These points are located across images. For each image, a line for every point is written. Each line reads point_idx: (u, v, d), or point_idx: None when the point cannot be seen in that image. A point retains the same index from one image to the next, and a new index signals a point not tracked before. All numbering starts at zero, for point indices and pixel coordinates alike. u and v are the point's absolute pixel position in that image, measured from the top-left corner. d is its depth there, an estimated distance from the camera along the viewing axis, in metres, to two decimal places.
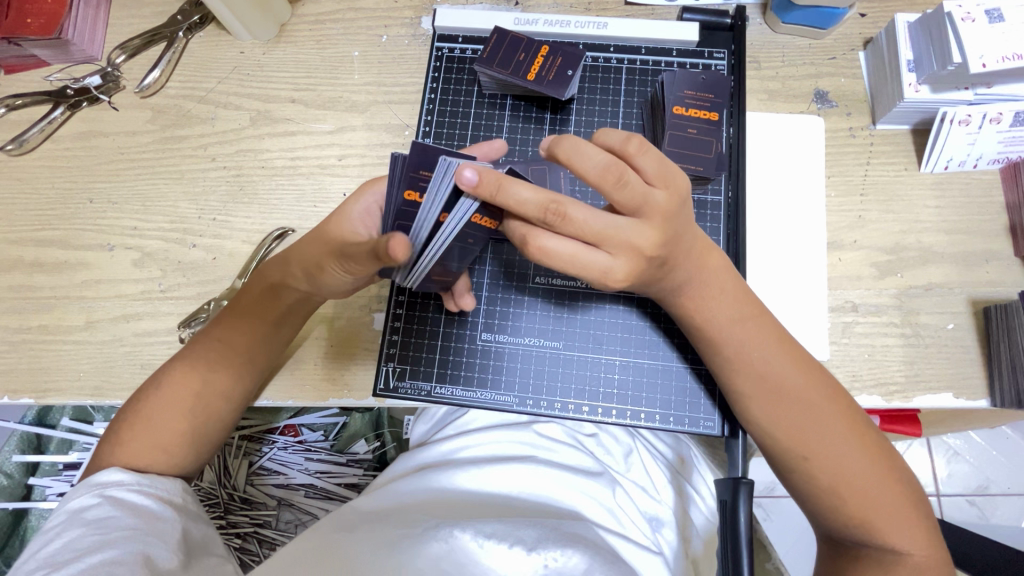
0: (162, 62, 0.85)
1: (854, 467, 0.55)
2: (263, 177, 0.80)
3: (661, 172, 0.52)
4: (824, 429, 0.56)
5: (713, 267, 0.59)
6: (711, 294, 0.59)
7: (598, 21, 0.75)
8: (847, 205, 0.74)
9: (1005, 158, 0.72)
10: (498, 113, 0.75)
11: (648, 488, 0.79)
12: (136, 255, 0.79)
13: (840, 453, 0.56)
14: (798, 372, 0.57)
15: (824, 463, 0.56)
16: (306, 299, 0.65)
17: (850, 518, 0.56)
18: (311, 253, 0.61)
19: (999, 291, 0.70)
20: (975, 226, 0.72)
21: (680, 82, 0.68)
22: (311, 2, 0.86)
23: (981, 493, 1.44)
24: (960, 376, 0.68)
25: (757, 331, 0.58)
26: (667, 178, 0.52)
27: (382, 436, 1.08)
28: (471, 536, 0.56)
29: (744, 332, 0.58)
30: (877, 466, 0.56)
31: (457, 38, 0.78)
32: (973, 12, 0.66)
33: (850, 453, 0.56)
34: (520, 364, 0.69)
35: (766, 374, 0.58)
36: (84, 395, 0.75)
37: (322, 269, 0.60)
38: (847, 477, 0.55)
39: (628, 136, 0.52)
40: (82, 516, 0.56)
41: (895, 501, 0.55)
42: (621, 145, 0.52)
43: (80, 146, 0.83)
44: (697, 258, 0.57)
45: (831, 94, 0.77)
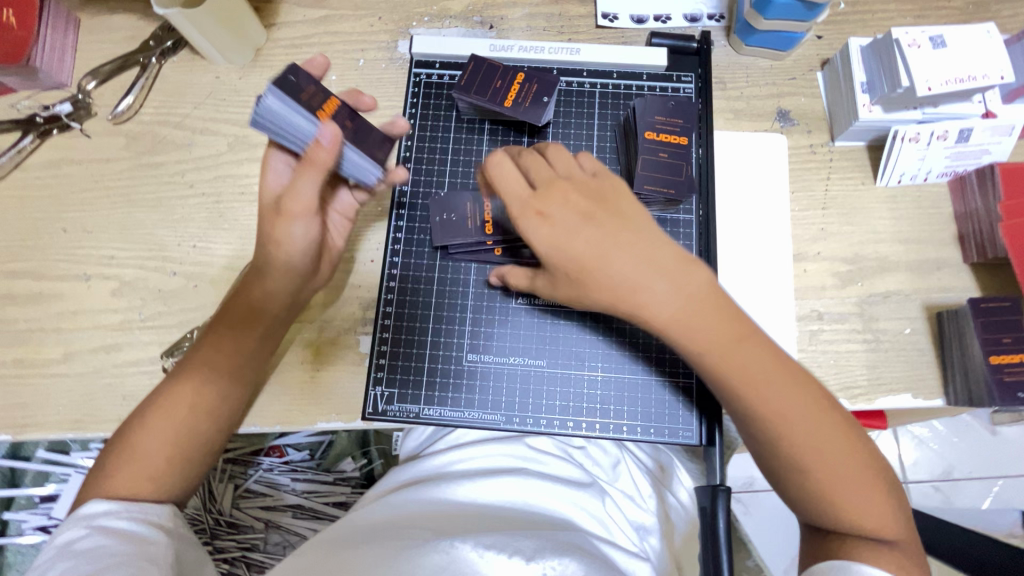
0: (136, 88, 0.84)
1: (844, 468, 0.56)
2: (243, 204, 0.81)
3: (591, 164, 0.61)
4: (819, 445, 0.56)
5: (697, 279, 0.55)
6: (701, 310, 0.55)
7: (571, 46, 0.78)
8: (810, 218, 0.78)
9: (952, 173, 0.77)
10: (477, 137, 0.77)
11: (635, 497, 0.82)
12: (114, 284, 0.78)
13: (836, 466, 0.56)
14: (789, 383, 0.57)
15: (825, 470, 0.56)
16: (287, 302, 0.69)
17: (839, 517, 0.56)
18: (264, 235, 0.66)
19: (950, 296, 0.75)
20: (927, 235, 0.77)
21: (651, 108, 0.71)
22: (287, 26, 0.86)
23: (945, 479, 1.52)
24: (918, 378, 0.73)
25: (752, 352, 0.56)
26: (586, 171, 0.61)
27: (369, 453, 1.09)
28: (473, 549, 0.57)
29: (740, 353, 0.56)
30: (866, 470, 0.57)
31: (434, 64, 0.80)
32: (919, 39, 0.70)
33: (839, 453, 0.57)
34: (506, 383, 0.71)
35: (762, 384, 0.56)
36: (64, 429, 0.74)
37: (278, 238, 0.64)
38: (841, 485, 0.56)
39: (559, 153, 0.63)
40: (72, 548, 0.57)
41: (881, 509, 0.56)
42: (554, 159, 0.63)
43: (52, 174, 0.82)
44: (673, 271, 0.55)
45: (792, 112, 0.81)
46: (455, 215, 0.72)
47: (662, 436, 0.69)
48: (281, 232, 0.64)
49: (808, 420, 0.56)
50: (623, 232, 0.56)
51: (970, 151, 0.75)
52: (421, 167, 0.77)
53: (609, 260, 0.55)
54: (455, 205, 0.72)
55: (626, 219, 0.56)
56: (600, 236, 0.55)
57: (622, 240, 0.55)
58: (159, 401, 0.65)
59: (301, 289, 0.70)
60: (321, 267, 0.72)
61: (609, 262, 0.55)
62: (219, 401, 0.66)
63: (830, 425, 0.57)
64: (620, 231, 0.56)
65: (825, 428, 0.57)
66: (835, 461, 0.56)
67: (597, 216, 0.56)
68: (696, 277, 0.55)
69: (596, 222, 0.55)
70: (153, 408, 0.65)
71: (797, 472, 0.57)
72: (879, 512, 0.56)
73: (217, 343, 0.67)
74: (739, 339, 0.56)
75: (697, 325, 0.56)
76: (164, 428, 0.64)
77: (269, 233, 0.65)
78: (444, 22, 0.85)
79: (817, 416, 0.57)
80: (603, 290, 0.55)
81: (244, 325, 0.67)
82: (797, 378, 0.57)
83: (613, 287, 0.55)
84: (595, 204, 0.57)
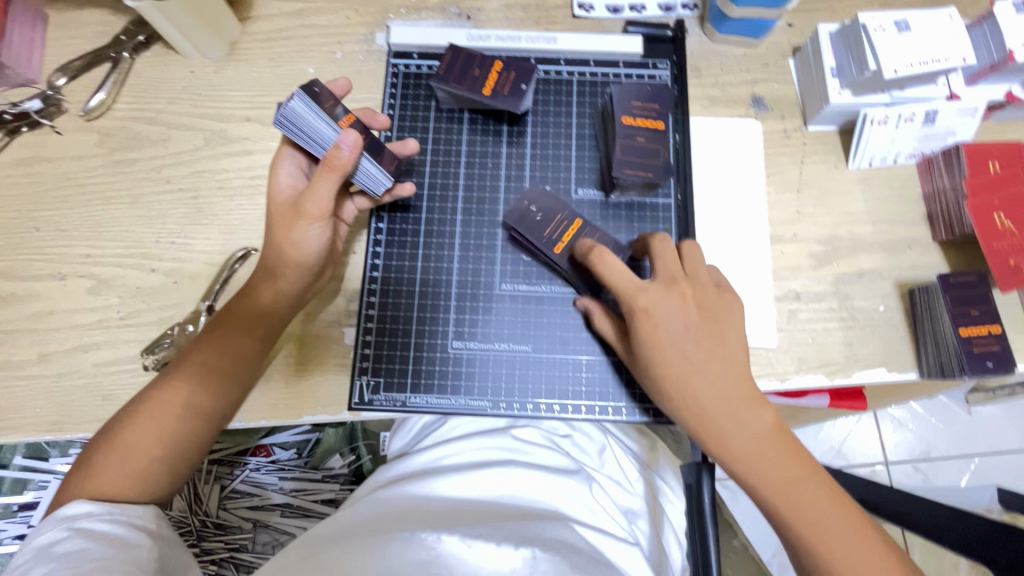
0: (107, 83, 0.83)
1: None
2: (221, 198, 0.80)
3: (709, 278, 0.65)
4: (860, 563, 0.57)
5: (756, 404, 0.61)
6: (747, 422, 0.60)
7: (547, 35, 0.78)
8: (786, 201, 0.80)
9: (919, 154, 0.79)
10: (457, 127, 0.78)
11: (622, 482, 0.83)
12: (90, 283, 0.77)
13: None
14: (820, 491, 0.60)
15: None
16: (292, 306, 0.69)
17: None
18: (276, 236, 0.66)
19: (921, 274, 0.77)
20: (898, 215, 0.79)
21: (627, 94, 0.72)
22: (262, 20, 0.85)
23: (924, 459, 1.55)
24: (892, 353, 0.75)
25: (789, 464, 0.60)
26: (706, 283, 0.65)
27: (358, 449, 1.07)
28: (457, 540, 0.58)
29: (772, 463, 0.60)
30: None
31: (412, 55, 0.81)
32: (884, 24, 0.72)
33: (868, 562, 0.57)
34: (492, 369, 0.71)
35: (790, 488, 0.59)
36: (42, 431, 0.72)
37: (292, 237, 0.65)
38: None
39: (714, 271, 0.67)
40: (52, 550, 0.55)
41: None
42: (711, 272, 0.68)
43: (23, 173, 0.80)
44: (744, 392, 0.61)
45: (766, 98, 0.83)
46: (541, 215, 0.71)
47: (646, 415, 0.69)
48: (296, 233, 0.65)
49: (845, 538, 0.58)
50: (720, 353, 0.62)
51: (936, 133, 0.77)
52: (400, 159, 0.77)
53: (709, 373, 0.61)
54: (539, 203, 0.72)
55: (725, 343, 0.63)
56: (695, 349, 0.61)
57: (721, 357, 0.62)
58: (147, 401, 0.64)
59: (307, 289, 0.70)
60: (326, 271, 0.72)
61: (690, 366, 0.61)
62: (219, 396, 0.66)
63: (868, 540, 0.58)
64: (723, 351, 0.62)
65: (851, 536, 0.58)
66: (863, 571, 0.57)
67: (700, 332, 0.62)
68: (760, 415, 0.61)
69: (708, 339, 0.62)
70: (143, 409, 0.64)
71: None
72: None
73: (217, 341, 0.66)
74: (798, 471, 0.60)
75: (768, 443, 0.60)
76: (154, 427, 0.63)
77: (283, 235, 0.66)
78: (421, 13, 0.85)
79: (848, 524, 0.59)
80: (693, 395, 0.61)
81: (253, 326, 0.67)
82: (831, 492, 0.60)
83: (705, 396, 0.60)
84: (712, 323, 0.63)
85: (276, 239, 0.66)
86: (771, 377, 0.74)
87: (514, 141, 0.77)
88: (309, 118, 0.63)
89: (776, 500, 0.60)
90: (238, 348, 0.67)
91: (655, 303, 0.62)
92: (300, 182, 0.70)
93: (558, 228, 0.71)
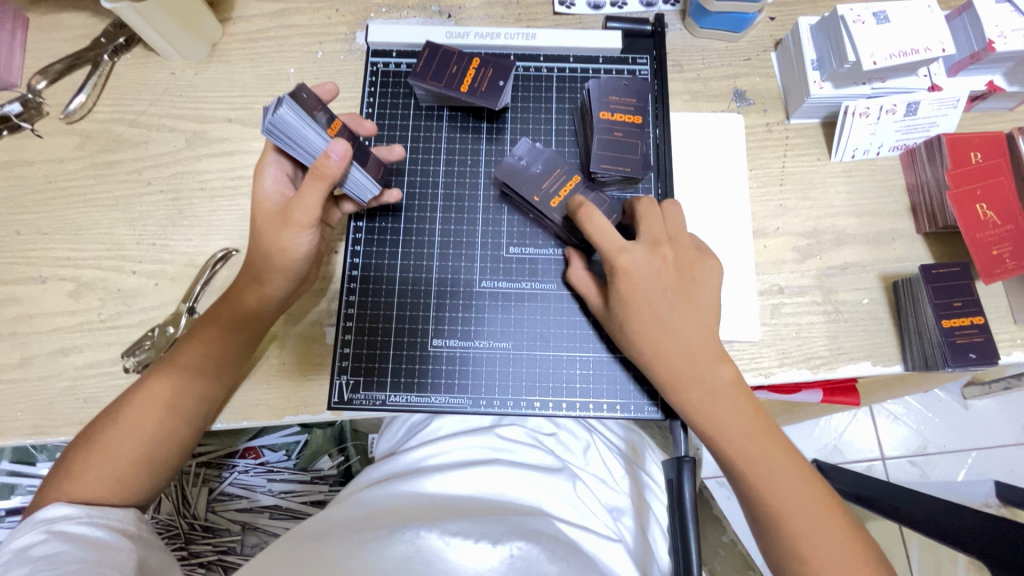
0: (88, 86, 0.83)
1: (817, 534, 0.56)
2: (202, 200, 0.79)
3: (691, 241, 0.66)
4: (812, 520, 0.57)
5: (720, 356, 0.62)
6: (715, 365, 0.61)
7: (527, 32, 0.78)
8: (769, 194, 0.79)
9: (902, 146, 0.79)
10: (437, 124, 0.78)
11: (607, 479, 0.83)
12: (72, 285, 0.77)
13: (829, 542, 0.56)
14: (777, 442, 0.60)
15: (812, 547, 0.56)
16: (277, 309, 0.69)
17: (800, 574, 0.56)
18: (262, 241, 0.65)
19: (905, 267, 0.77)
20: (881, 207, 0.79)
21: (605, 89, 0.72)
22: (242, 21, 0.85)
23: (921, 454, 1.55)
24: (877, 346, 0.74)
25: (744, 409, 0.60)
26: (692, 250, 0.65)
27: (347, 450, 1.08)
28: (437, 536, 0.57)
29: (730, 406, 0.60)
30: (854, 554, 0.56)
31: (391, 53, 0.80)
32: (863, 15, 0.72)
33: (816, 520, 0.57)
34: (473, 366, 0.71)
35: (745, 433, 0.60)
36: (23, 434, 0.72)
37: (279, 244, 0.64)
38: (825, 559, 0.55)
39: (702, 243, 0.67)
40: (28, 553, 0.55)
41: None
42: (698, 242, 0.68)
43: (4, 176, 0.80)
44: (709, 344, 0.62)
45: (748, 92, 0.82)
46: (539, 170, 0.71)
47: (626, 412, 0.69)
48: (285, 241, 0.63)
49: (799, 494, 0.58)
50: (695, 310, 0.63)
51: (918, 124, 0.77)
52: None
53: (683, 327, 0.62)
54: (539, 160, 0.72)
55: (701, 300, 0.63)
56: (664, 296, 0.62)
57: (696, 314, 0.63)
58: (128, 405, 0.64)
59: (292, 294, 0.69)
60: (310, 275, 0.71)
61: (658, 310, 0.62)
62: (206, 395, 0.66)
63: (822, 498, 0.58)
64: (698, 309, 0.63)
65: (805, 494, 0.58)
66: (810, 525, 0.56)
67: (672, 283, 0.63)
68: (723, 370, 0.61)
69: (685, 295, 0.63)
70: (127, 408, 0.64)
71: (790, 545, 0.57)
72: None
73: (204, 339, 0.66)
74: (760, 430, 0.60)
75: (735, 397, 0.61)
76: (138, 426, 0.63)
77: (270, 241, 0.64)
78: (402, 12, 0.85)
79: (804, 481, 0.58)
80: (663, 345, 0.62)
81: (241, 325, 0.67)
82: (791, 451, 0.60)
83: (677, 347, 0.62)
84: (690, 281, 0.63)
85: (262, 244, 0.64)
86: (755, 372, 0.74)
87: (494, 138, 0.77)
88: (297, 126, 0.60)
89: (735, 454, 0.60)
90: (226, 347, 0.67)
91: (633, 255, 0.63)
92: (284, 187, 0.68)
93: (557, 182, 0.70)
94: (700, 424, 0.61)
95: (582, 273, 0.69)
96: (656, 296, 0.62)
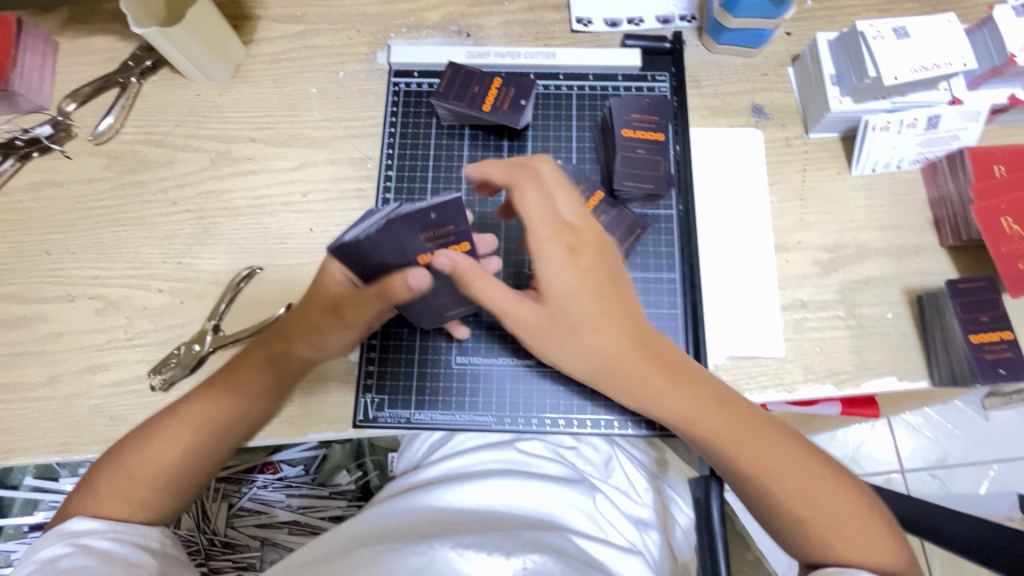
0: (116, 108, 0.84)
1: (803, 491, 0.61)
2: (227, 218, 0.81)
3: (577, 211, 0.61)
4: (809, 494, 0.61)
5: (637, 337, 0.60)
6: (642, 358, 0.60)
7: (546, 51, 0.79)
8: (789, 209, 0.79)
9: (924, 159, 0.79)
10: (458, 143, 0.80)
11: (629, 492, 0.83)
12: (99, 304, 0.78)
13: (828, 510, 0.61)
14: (740, 416, 0.62)
15: (805, 510, 0.61)
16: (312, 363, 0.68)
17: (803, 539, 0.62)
18: (307, 319, 0.64)
19: (929, 280, 0.76)
20: (904, 221, 0.78)
21: (627, 107, 0.73)
22: (265, 42, 0.87)
23: (940, 466, 1.52)
24: (902, 361, 0.74)
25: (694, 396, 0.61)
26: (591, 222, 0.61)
27: (364, 465, 1.09)
28: (454, 550, 0.57)
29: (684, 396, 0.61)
30: (840, 497, 0.62)
31: (412, 73, 0.83)
32: (882, 31, 0.72)
33: (802, 475, 0.62)
34: (496, 384, 0.72)
35: (707, 421, 0.62)
36: (51, 452, 0.73)
37: (319, 332, 0.64)
38: (836, 527, 0.60)
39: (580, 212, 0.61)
40: (56, 565, 0.55)
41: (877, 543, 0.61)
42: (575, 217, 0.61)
43: (34, 197, 0.82)
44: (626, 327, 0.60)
45: (766, 107, 0.83)
46: None
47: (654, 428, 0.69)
48: (325, 332, 0.64)
49: (793, 471, 0.62)
50: (613, 297, 0.60)
51: (939, 138, 0.77)
52: (404, 176, 0.80)
53: (615, 322, 0.60)
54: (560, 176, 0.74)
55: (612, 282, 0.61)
56: (585, 291, 0.59)
57: (619, 301, 0.61)
58: (155, 428, 0.64)
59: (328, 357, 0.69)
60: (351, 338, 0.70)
61: (580, 308, 0.59)
62: (220, 422, 0.65)
63: (816, 469, 0.62)
64: (615, 291, 0.61)
65: (786, 460, 0.62)
66: (799, 490, 0.61)
67: (586, 269, 0.59)
68: (662, 367, 0.61)
69: (605, 281, 0.60)
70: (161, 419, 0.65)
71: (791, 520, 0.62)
72: (877, 550, 0.60)
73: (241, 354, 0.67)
74: (726, 410, 0.62)
75: (698, 385, 0.62)
76: (163, 443, 0.63)
77: (312, 325, 0.64)
78: (422, 32, 0.86)
79: (778, 446, 0.62)
80: (611, 350, 0.60)
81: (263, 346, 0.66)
82: (757, 418, 0.62)
83: (620, 346, 0.60)
84: (604, 265, 0.60)
85: (306, 322, 0.64)
86: (780, 388, 0.73)
87: (515, 156, 0.79)
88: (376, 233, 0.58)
89: (712, 445, 0.62)
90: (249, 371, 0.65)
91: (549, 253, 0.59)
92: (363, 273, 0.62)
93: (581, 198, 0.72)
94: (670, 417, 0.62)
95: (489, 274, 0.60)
96: (578, 293, 0.59)
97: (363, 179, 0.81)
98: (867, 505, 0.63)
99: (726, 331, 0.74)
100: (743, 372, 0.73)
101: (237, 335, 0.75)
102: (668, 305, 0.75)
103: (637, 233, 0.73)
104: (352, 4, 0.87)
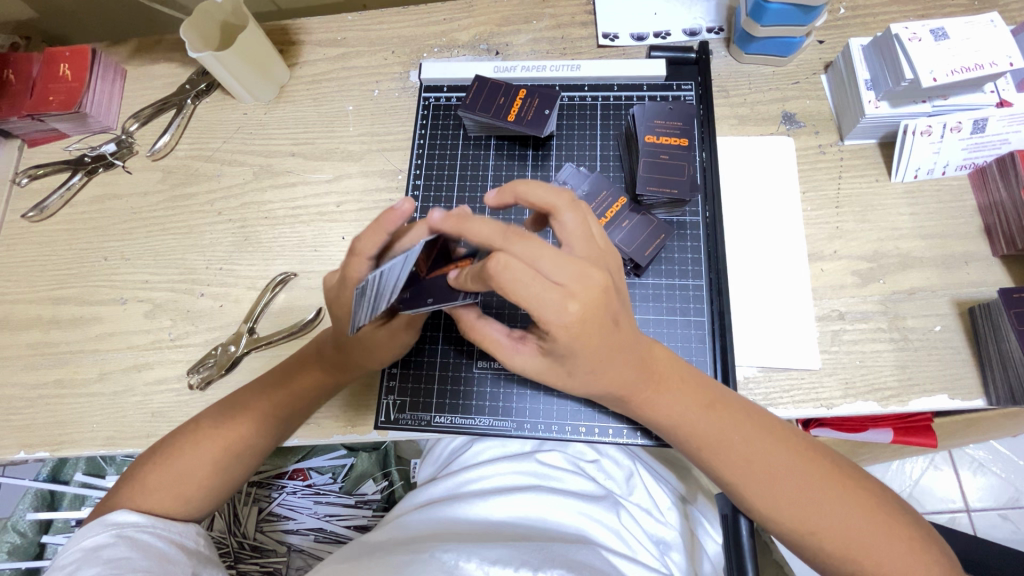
0: (173, 127, 0.91)
1: (839, 516, 0.56)
2: (267, 228, 0.85)
3: (573, 270, 0.50)
4: (825, 506, 0.56)
5: (630, 367, 0.57)
6: (635, 385, 0.58)
7: (572, 63, 0.82)
8: (824, 217, 0.76)
9: (971, 164, 0.75)
10: (484, 153, 0.83)
11: (652, 511, 0.81)
12: (147, 306, 0.83)
13: (872, 532, 0.55)
14: (741, 434, 0.59)
15: (841, 537, 0.55)
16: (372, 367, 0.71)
17: (850, 567, 0.55)
18: (372, 349, 0.66)
19: (981, 291, 0.71)
20: (951, 229, 0.74)
21: (650, 114, 0.75)
22: (307, 64, 0.92)
23: (1014, 507, 1.38)
24: (953, 378, 0.69)
25: (685, 409, 0.60)
26: (582, 282, 0.50)
27: (390, 475, 1.12)
28: (474, 561, 0.56)
29: (676, 414, 0.60)
30: (882, 518, 0.56)
31: (442, 88, 0.87)
32: (919, 33, 0.70)
33: (835, 503, 0.56)
34: (517, 389, 0.72)
35: (710, 443, 0.59)
36: (98, 445, 0.77)
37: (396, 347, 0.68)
38: (850, 537, 0.55)
39: (580, 273, 0.50)
40: (98, 554, 0.57)
41: (911, 559, 0.54)
42: (567, 282, 0.49)
43: (96, 208, 0.89)
44: (625, 359, 0.56)
45: (797, 115, 0.81)
46: (585, 193, 0.75)
47: (660, 438, 0.67)
48: (398, 343, 0.68)
49: (804, 479, 0.57)
50: (613, 343, 0.54)
51: (987, 142, 0.73)
52: (431, 184, 0.82)
53: (614, 363, 0.55)
54: (584, 183, 0.76)
55: (612, 331, 0.53)
56: (585, 349, 0.53)
57: (619, 343, 0.54)
58: (203, 430, 0.66)
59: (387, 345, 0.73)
60: None
61: (575, 359, 0.54)
62: (277, 425, 0.68)
63: (826, 473, 0.57)
64: (619, 334, 0.54)
65: (815, 482, 0.57)
66: (835, 514, 0.56)
67: (587, 327, 0.50)
68: (658, 388, 0.59)
69: (608, 335, 0.53)
70: (213, 416, 0.67)
71: (833, 553, 0.56)
72: (908, 563, 0.54)
73: (287, 361, 0.70)
74: (728, 426, 0.59)
75: (694, 398, 0.60)
76: (205, 445, 0.65)
77: (384, 349, 0.67)
78: (452, 51, 0.90)
79: (801, 462, 0.58)
80: (609, 379, 0.57)
81: (318, 359, 0.69)
82: (770, 436, 0.59)
83: (618, 376, 0.57)
84: (601, 323, 0.51)
85: (375, 350, 0.67)
86: (817, 403, 0.69)
87: (539, 165, 0.81)
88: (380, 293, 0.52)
89: (724, 467, 0.59)
90: (302, 385, 0.68)
91: (550, 324, 0.50)
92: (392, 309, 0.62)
93: (603, 204, 0.74)
94: (666, 431, 0.61)
95: (486, 320, 0.60)
96: (575, 350, 0.53)
97: (393, 190, 0.84)
98: (887, 508, 0.57)
99: (756, 341, 0.72)
100: (776, 385, 0.70)
101: (270, 338, 0.78)
102: (694, 313, 0.74)
103: (661, 237, 0.73)
104: (388, 27, 0.92)
